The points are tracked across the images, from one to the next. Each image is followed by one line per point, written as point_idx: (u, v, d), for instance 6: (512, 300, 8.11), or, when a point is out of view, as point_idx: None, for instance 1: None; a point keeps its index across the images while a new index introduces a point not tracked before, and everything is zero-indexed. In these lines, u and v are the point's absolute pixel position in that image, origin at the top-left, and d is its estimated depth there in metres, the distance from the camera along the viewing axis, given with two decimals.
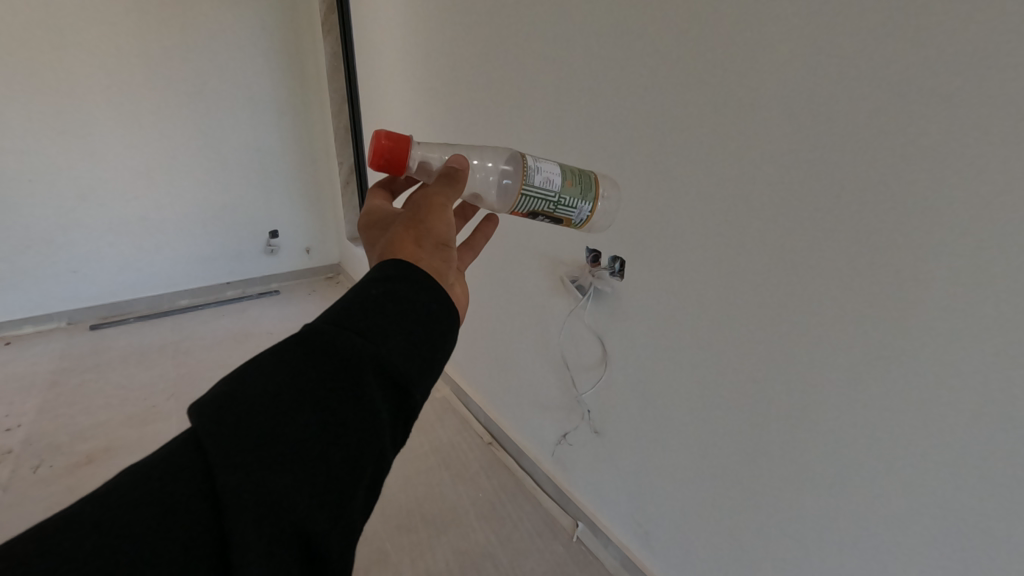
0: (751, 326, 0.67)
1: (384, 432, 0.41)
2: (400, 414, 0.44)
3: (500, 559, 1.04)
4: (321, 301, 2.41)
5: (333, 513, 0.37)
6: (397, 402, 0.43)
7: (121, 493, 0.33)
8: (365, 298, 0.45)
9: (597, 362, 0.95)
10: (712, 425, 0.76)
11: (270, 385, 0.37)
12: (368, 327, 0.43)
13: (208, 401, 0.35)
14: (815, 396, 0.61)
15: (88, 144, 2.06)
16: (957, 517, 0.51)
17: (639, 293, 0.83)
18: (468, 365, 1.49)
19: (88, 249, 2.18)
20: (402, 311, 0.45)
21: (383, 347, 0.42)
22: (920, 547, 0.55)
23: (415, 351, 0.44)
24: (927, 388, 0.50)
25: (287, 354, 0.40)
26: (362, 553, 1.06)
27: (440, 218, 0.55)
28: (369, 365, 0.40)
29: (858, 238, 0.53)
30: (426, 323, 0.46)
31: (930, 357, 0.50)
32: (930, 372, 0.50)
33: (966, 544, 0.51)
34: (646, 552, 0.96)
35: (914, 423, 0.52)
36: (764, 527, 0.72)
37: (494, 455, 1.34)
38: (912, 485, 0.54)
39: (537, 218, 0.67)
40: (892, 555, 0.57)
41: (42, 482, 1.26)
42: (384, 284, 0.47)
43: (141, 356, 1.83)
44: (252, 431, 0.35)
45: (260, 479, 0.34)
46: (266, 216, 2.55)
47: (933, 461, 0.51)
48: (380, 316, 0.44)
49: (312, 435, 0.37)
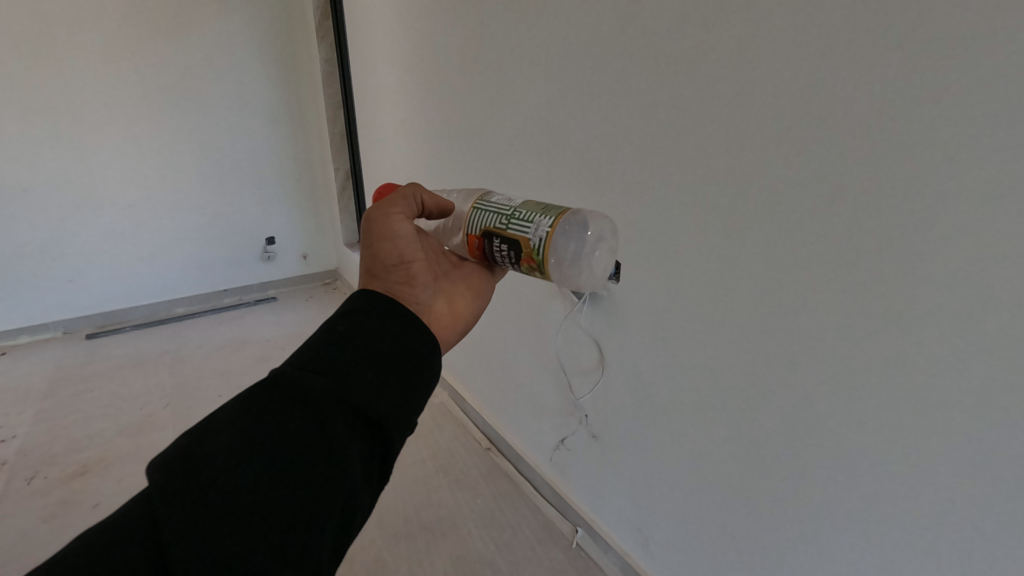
0: (747, 329, 0.66)
1: (354, 462, 0.45)
2: (373, 446, 0.48)
3: (498, 565, 1.03)
4: (318, 307, 2.40)
5: (302, 537, 0.41)
6: (368, 435, 0.47)
7: (105, 534, 0.38)
8: (332, 339, 0.51)
9: (593, 367, 0.95)
10: (708, 428, 0.75)
11: (242, 427, 0.43)
12: (334, 367, 0.48)
13: (189, 445, 0.42)
14: (811, 399, 0.60)
15: (84, 154, 2.06)
16: (955, 521, 0.50)
17: (636, 296, 0.82)
18: (465, 370, 1.48)
19: (85, 258, 2.18)
20: (367, 348, 0.51)
21: (349, 384, 0.47)
22: (917, 551, 0.54)
23: (383, 385, 0.49)
24: (924, 391, 0.50)
25: (256, 396, 0.46)
26: (359, 561, 1.05)
27: (386, 234, 0.62)
28: (334, 401, 0.46)
29: (854, 237, 0.52)
30: (392, 357, 0.51)
31: (927, 358, 0.49)
32: (928, 375, 0.49)
33: (963, 549, 0.50)
34: (645, 557, 0.94)
35: (909, 425, 0.52)
36: (763, 530, 0.71)
37: (491, 460, 1.33)
38: (914, 487, 0.53)
39: (495, 249, 0.64)
40: (891, 560, 0.57)
41: (37, 494, 1.24)
42: (348, 322, 0.53)
43: (139, 365, 1.83)
44: (224, 466, 0.40)
45: (224, 508, 0.39)
46: (263, 223, 2.54)
47: (932, 465, 0.51)
48: (342, 356, 0.49)
49: (280, 467, 0.42)
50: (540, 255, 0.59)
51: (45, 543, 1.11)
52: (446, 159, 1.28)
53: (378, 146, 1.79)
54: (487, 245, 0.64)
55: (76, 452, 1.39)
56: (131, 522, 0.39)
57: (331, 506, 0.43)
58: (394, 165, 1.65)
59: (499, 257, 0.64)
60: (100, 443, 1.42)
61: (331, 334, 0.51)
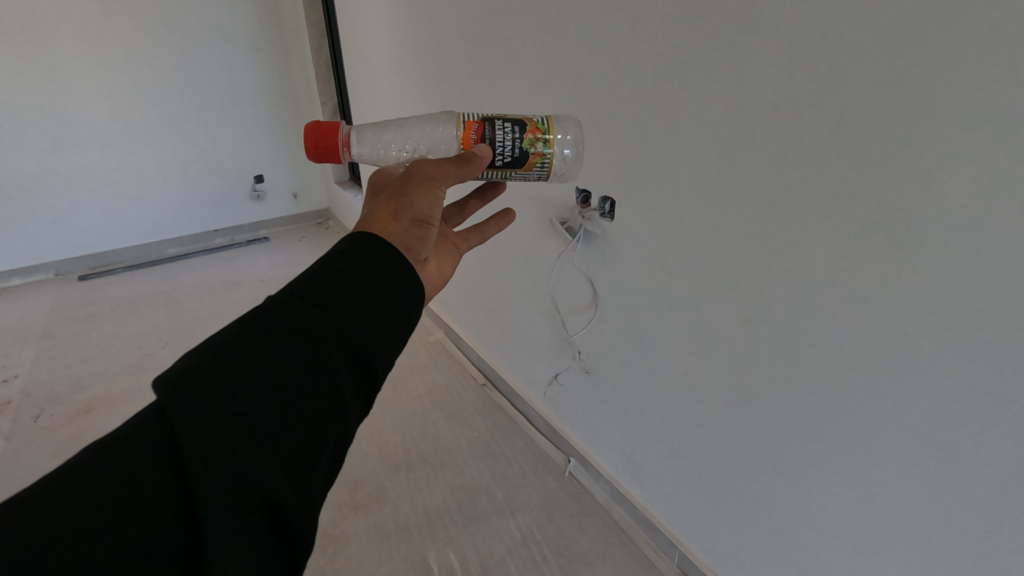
0: (743, 264, 0.65)
1: (345, 407, 0.40)
2: (362, 385, 0.43)
3: (492, 494, 1.07)
4: (309, 246, 2.37)
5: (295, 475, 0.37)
6: (358, 373, 0.42)
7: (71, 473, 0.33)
8: (334, 271, 0.44)
9: (589, 304, 0.95)
10: (702, 362, 0.76)
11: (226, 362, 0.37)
12: (333, 301, 0.42)
13: (161, 383, 0.35)
14: (804, 333, 0.61)
15: (58, 89, 1.97)
16: (941, 450, 0.51)
17: (630, 232, 0.81)
18: (458, 309, 1.48)
19: (69, 199, 2.12)
20: (348, 289, 0.43)
21: (343, 322, 0.41)
22: (904, 474, 0.55)
23: (379, 322, 0.44)
24: (920, 326, 0.49)
25: (252, 324, 0.39)
26: (361, 489, 1.08)
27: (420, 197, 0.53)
28: (334, 337, 0.40)
29: (852, 168, 0.50)
30: (391, 293, 0.45)
31: (922, 292, 0.48)
32: (922, 310, 0.49)
33: (943, 473, 0.52)
34: (635, 484, 0.98)
35: (892, 356, 0.52)
36: (753, 458, 0.73)
37: (485, 393, 1.35)
38: (900, 419, 0.54)
39: (496, 121, 0.61)
40: (873, 483, 0.58)
41: (43, 429, 1.25)
42: (355, 256, 0.46)
43: (134, 305, 1.82)
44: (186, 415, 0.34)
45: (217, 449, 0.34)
46: (251, 161, 2.47)
47: (911, 396, 0.52)
48: (345, 289, 0.43)
49: (248, 417, 0.36)
50: (546, 123, 0.63)
51: None
52: (437, 92, 1.22)
53: (365, 80, 1.71)
54: (487, 128, 0.61)
55: (76, 390, 1.39)
56: (94, 475, 0.33)
57: (321, 449, 0.39)
58: (383, 100, 1.58)
59: (500, 137, 0.61)
60: (100, 382, 1.41)
61: (333, 267, 0.45)
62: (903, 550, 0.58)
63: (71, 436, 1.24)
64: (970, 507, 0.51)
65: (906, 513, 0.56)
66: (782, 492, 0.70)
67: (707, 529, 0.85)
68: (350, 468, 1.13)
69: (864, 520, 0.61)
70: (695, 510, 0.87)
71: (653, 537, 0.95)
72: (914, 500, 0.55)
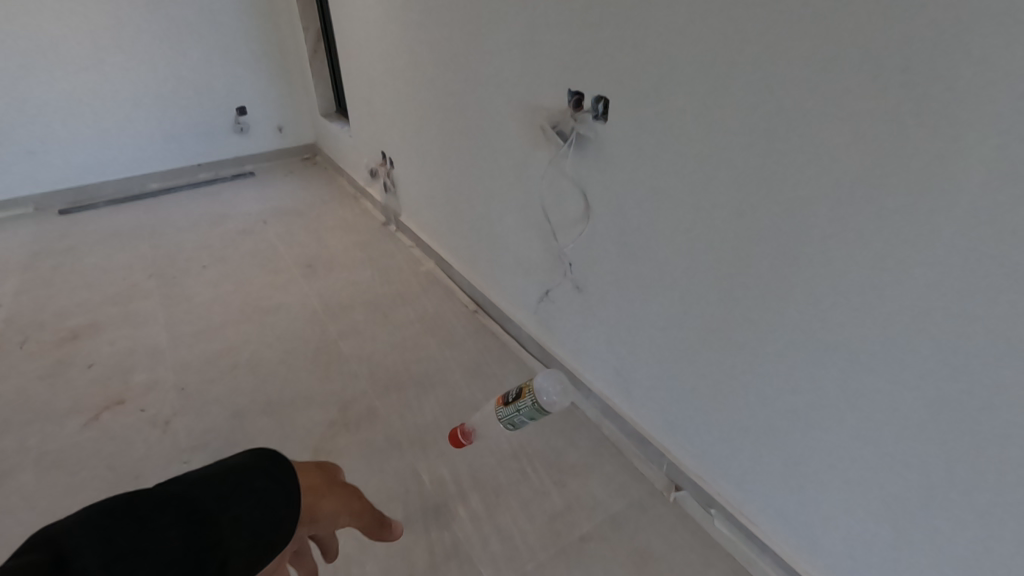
0: (754, 148, 0.64)
1: None
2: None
3: (484, 411, 1.08)
4: (298, 182, 2.27)
5: None
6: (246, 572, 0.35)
7: None
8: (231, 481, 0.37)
9: (581, 216, 0.93)
10: (698, 259, 0.76)
11: (104, 535, 0.30)
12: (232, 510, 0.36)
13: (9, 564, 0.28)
14: (807, 208, 0.61)
15: (18, 10, 1.83)
16: (950, 318, 0.53)
17: (625, 132, 0.78)
18: (447, 236, 1.44)
19: (43, 130, 2.02)
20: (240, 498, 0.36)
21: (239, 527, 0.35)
22: (898, 336, 0.57)
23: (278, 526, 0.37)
24: (946, 193, 0.50)
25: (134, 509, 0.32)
26: (354, 407, 1.09)
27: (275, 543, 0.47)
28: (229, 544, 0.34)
29: (870, 19, 0.50)
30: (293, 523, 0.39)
31: (943, 148, 0.49)
32: (952, 175, 0.49)
33: (936, 328, 0.54)
34: (625, 398, 0.99)
35: (894, 216, 0.54)
36: (747, 350, 0.74)
37: (477, 320, 1.34)
38: (899, 281, 0.55)
39: None
40: (867, 352, 0.60)
41: (31, 355, 1.24)
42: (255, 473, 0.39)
43: (119, 238, 1.77)
44: None
45: None
46: (232, 92, 2.32)
47: (911, 256, 0.53)
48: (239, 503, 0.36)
49: None
50: None
51: (45, 397, 1.12)
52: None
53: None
54: None
55: (63, 318, 1.36)
56: None
57: None
58: (365, 16, 1.48)
59: None
60: (88, 310, 1.39)
61: (233, 479, 0.38)
62: (892, 413, 0.60)
63: (59, 360, 1.22)
64: (965, 365, 0.53)
65: (904, 387, 0.58)
66: (776, 379, 0.71)
67: (696, 433, 0.87)
68: (343, 387, 1.13)
69: (857, 394, 0.63)
70: (684, 415, 0.88)
71: (642, 448, 0.97)
72: (915, 371, 0.57)
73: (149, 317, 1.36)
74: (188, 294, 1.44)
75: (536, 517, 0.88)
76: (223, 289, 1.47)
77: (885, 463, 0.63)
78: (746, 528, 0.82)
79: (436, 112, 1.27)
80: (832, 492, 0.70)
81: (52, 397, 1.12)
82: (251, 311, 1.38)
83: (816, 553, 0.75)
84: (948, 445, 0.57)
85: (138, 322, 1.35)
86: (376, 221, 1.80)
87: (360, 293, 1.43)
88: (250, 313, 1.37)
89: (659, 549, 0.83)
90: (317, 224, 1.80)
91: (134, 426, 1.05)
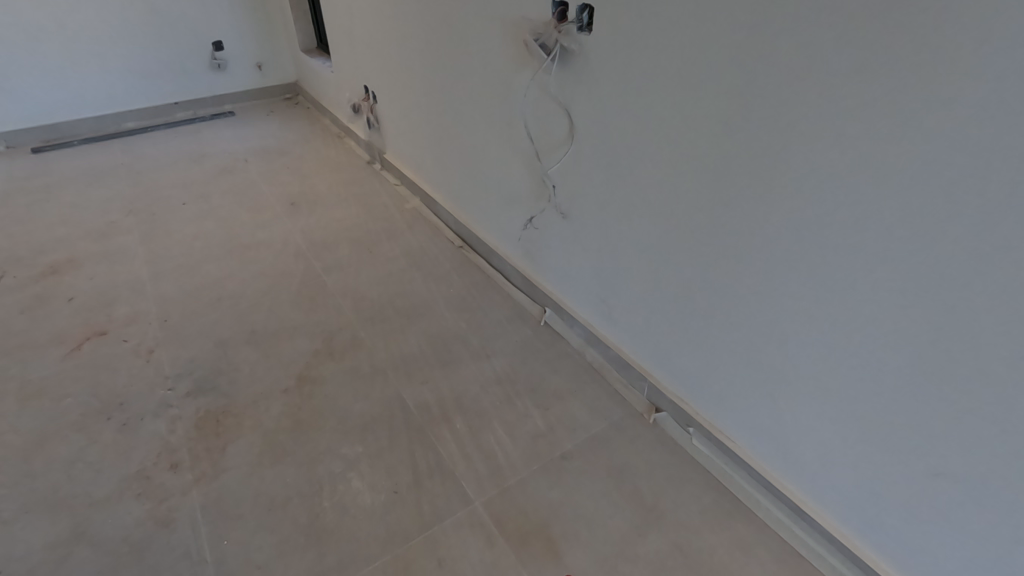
0: (742, 48, 0.61)
1: None
2: None
3: (469, 340, 1.08)
4: (280, 122, 2.21)
5: None
6: None
7: None
8: None
9: (565, 137, 0.90)
10: (680, 175, 0.74)
11: None
12: None
13: None
14: (790, 113, 0.59)
15: None
16: (929, 212, 0.52)
17: (611, 42, 0.76)
18: (432, 169, 1.42)
19: (9, 64, 1.93)
20: None
21: None
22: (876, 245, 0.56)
23: None
24: (933, 77, 0.48)
25: None
26: (339, 338, 1.09)
27: None
28: None
29: None
30: None
31: (930, 35, 0.47)
32: (940, 59, 0.47)
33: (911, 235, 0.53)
34: (608, 324, 0.99)
35: (877, 115, 0.52)
36: (727, 268, 0.73)
37: (462, 255, 1.33)
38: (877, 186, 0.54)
39: None
40: (845, 264, 0.60)
41: (9, 288, 1.22)
42: None
43: (95, 177, 1.72)
44: None
45: None
46: (207, 25, 2.22)
47: (891, 155, 0.52)
48: None
49: None
50: None
51: (25, 328, 1.11)
52: None
53: None
54: None
55: (40, 253, 1.34)
56: None
57: None
58: None
59: None
60: (64, 246, 1.36)
61: None
62: (866, 325, 0.60)
63: (37, 293, 1.21)
64: (938, 271, 0.53)
65: (878, 289, 0.58)
66: (754, 296, 0.71)
67: (677, 354, 0.87)
68: (327, 320, 1.13)
69: (833, 307, 0.63)
70: (664, 337, 0.88)
71: (624, 373, 0.98)
72: (892, 272, 0.56)
73: (128, 253, 1.33)
74: (168, 231, 1.41)
75: (519, 439, 0.90)
76: (204, 225, 1.44)
77: (858, 373, 0.63)
78: (722, 444, 0.84)
79: (417, 34, 1.22)
80: (804, 406, 0.71)
81: (31, 328, 1.11)
82: (232, 246, 1.35)
83: (786, 465, 0.77)
84: (920, 349, 0.56)
85: (116, 258, 1.32)
86: (360, 160, 1.76)
87: (344, 229, 1.41)
88: (231, 249, 1.34)
89: (638, 466, 0.86)
90: (299, 163, 1.76)
91: (116, 356, 1.05)
